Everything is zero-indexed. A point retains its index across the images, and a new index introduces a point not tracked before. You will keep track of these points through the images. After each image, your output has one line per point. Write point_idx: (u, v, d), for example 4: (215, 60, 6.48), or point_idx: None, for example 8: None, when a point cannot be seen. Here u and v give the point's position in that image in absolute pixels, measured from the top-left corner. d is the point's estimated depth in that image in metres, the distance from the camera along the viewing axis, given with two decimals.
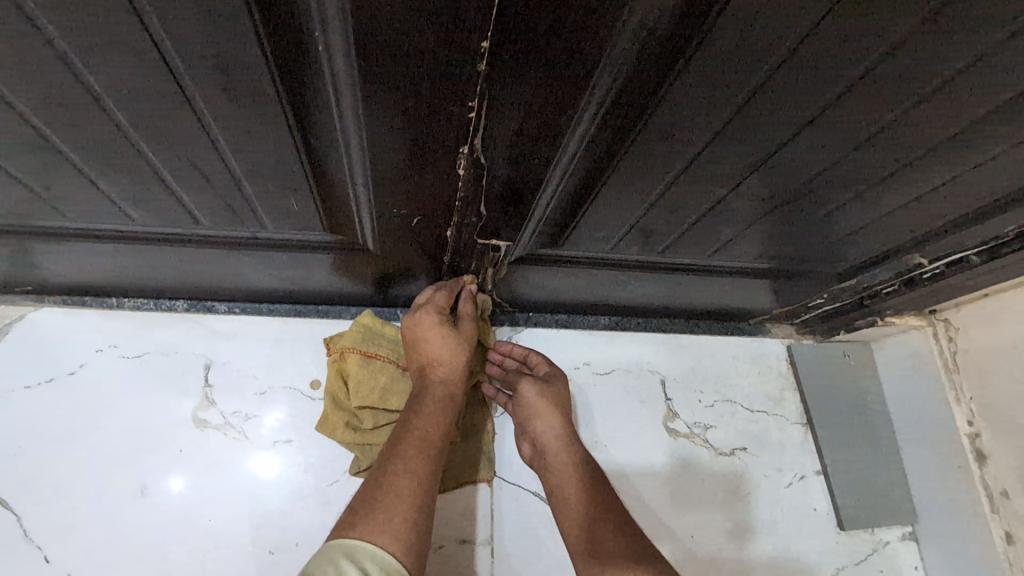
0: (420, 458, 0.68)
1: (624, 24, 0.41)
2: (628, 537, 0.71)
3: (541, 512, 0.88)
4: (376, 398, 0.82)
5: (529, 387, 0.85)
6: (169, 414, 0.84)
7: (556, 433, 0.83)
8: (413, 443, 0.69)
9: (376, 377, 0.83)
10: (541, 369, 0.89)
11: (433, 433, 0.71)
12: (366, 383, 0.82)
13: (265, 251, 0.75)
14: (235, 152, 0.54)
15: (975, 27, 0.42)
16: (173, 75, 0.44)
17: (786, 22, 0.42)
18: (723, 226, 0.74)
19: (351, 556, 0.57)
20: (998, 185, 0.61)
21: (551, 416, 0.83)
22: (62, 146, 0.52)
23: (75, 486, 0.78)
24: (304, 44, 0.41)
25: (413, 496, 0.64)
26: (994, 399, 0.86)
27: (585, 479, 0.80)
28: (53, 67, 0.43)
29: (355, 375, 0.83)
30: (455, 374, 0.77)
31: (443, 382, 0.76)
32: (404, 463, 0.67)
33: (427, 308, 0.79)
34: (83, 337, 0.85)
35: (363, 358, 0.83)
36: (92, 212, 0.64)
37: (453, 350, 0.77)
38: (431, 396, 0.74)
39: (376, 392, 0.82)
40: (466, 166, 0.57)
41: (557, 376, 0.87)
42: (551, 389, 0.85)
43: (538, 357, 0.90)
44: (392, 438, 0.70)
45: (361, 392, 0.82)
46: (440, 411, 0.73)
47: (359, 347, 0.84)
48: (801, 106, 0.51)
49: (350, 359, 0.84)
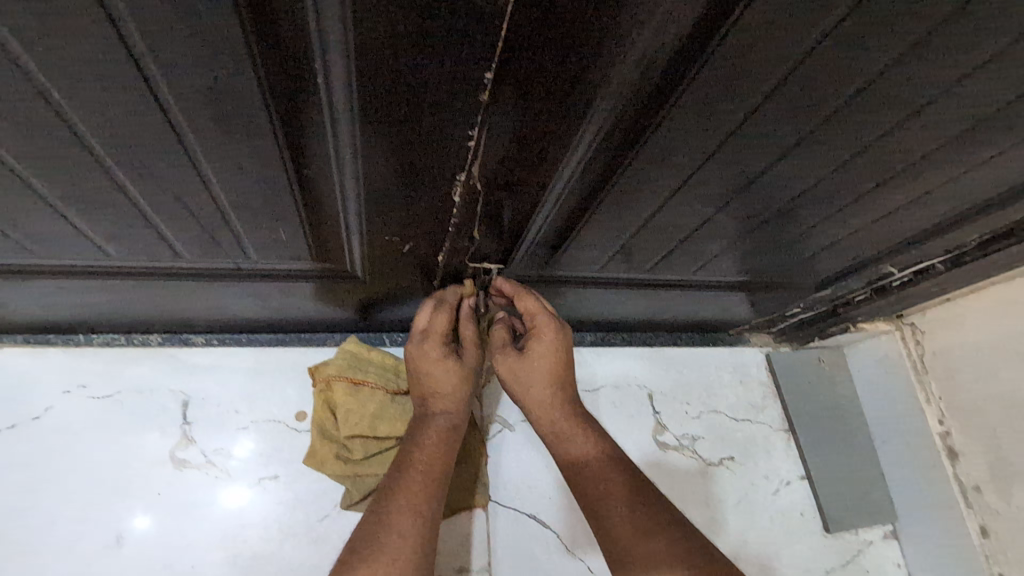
0: (422, 488, 0.67)
1: (624, 56, 0.42)
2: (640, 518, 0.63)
3: (537, 534, 0.88)
4: (366, 426, 0.80)
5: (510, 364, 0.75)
6: (146, 456, 0.79)
7: (549, 401, 0.75)
8: (416, 472, 0.68)
9: (366, 405, 0.81)
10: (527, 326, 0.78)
11: (436, 463, 0.70)
12: (355, 412, 0.80)
13: (247, 281, 0.72)
14: (224, 184, 0.52)
15: (945, 62, 0.44)
16: (163, 110, 0.42)
17: (775, 57, 0.44)
18: (707, 243, 0.75)
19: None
20: (963, 200, 0.64)
21: (535, 380, 0.75)
22: (35, 183, 0.49)
23: (44, 539, 0.73)
24: (302, 78, 0.41)
25: (416, 523, 0.63)
26: (962, 400, 0.91)
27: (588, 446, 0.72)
28: (32, 105, 0.41)
29: (343, 404, 0.81)
30: (458, 402, 0.77)
31: (446, 410, 0.76)
32: (407, 493, 0.66)
33: (427, 336, 0.75)
34: (47, 377, 0.80)
35: (350, 386, 0.82)
36: (64, 248, 0.61)
37: (455, 379, 0.76)
38: (434, 426, 0.74)
39: (365, 420, 0.80)
40: (461, 193, 0.57)
41: (544, 335, 0.74)
42: (532, 358, 0.74)
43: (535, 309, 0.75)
44: (394, 469, 0.69)
45: (351, 420, 0.80)
46: (441, 440, 0.73)
47: (346, 376, 0.82)
48: (786, 132, 0.53)
49: (338, 387, 0.82)
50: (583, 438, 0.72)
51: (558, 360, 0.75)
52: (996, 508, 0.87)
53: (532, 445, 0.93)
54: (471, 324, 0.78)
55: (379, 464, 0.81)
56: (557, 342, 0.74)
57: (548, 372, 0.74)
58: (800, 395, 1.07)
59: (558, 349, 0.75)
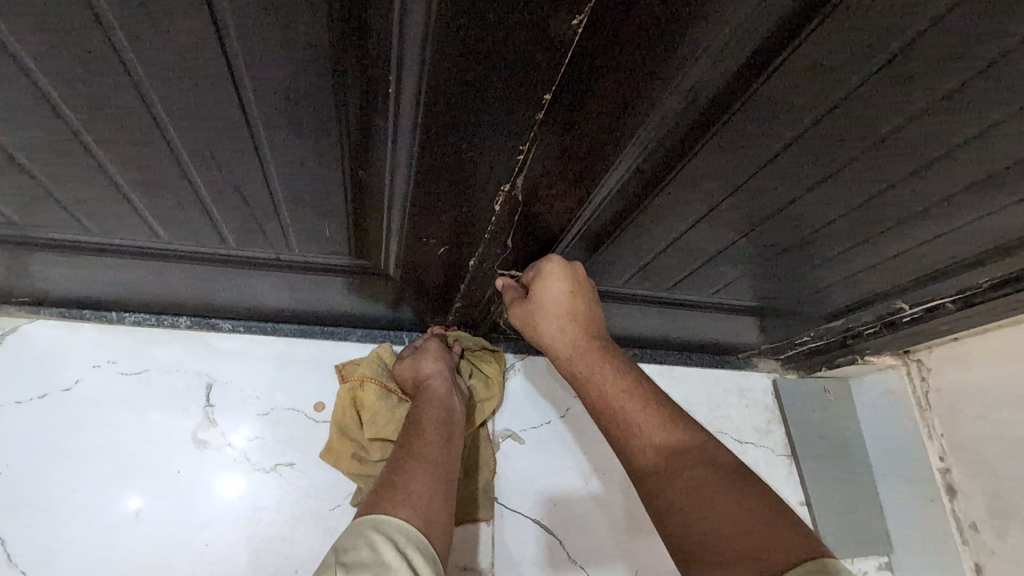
0: (434, 444, 0.68)
1: (675, 87, 0.46)
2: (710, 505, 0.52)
3: (541, 541, 0.89)
4: (391, 430, 0.82)
5: (520, 310, 0.72)
6: (169, 433, 0.82)
7: (571, 342, 0.68)
8: (421, 434, 0.69)
9: (392, 410, 0.83)
10: (529, 276, 0.72)
11: (441, 427, 0.72)
12: (381, 415, 0.83)
13: (283, 271, 0.75)
14: (280, 178, 0.55)
15: (974, 113, 0.47)
16: (241, 104, 0.46)
17: (814, 97, 0.47)
18: (725, 268, 0.78)
19: (378, 527, 0.55)
20: (977, 244, 0.67)
21: (550, 322, 0.69)
22: (106, 162, 0.52)
23: (64, 506, 0.75)
24: (376, 86, 0.44)
25: (431, 472, 0.64)
26: (963, 438, 0.93)
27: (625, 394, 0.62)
28: (122, 90, 0.44)
29: (371, 404, 0.84)
30: (442, 375, 0.80)
31: (436, 384, 0.79)
32: (421, 449, 0.67)
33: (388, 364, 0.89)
34: (80, 351, 0.83)
35: (380, 391, 0.85)
36: (117, 227, 0.64)
37: (424, 359, 0.82)
38: (430, 397, 0.77)
39: (391, 425, 0.83)
40: (503, 203, 0.59)
41: (544, 277, 0.69)
42: (540, 302, 0.69)
43: (529, 269, 0.72)
44: (402, 435, 0.70)
45: (377, 422, 0.83)
46: (439, 407, 0.75)
47: (378, 379, 0.85)
48: (815, 167, 0.56)
49: (370, 388, 0.85)
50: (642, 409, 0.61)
51: (568, 294, 0.69)
52: (991, 547, 0.89)
53: (540, 455, 0.96)
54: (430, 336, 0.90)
55: None
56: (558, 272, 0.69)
57: (565, 310, 0.69)
58: (805, 423, 1.08)
59: (564, 279, 0.69)
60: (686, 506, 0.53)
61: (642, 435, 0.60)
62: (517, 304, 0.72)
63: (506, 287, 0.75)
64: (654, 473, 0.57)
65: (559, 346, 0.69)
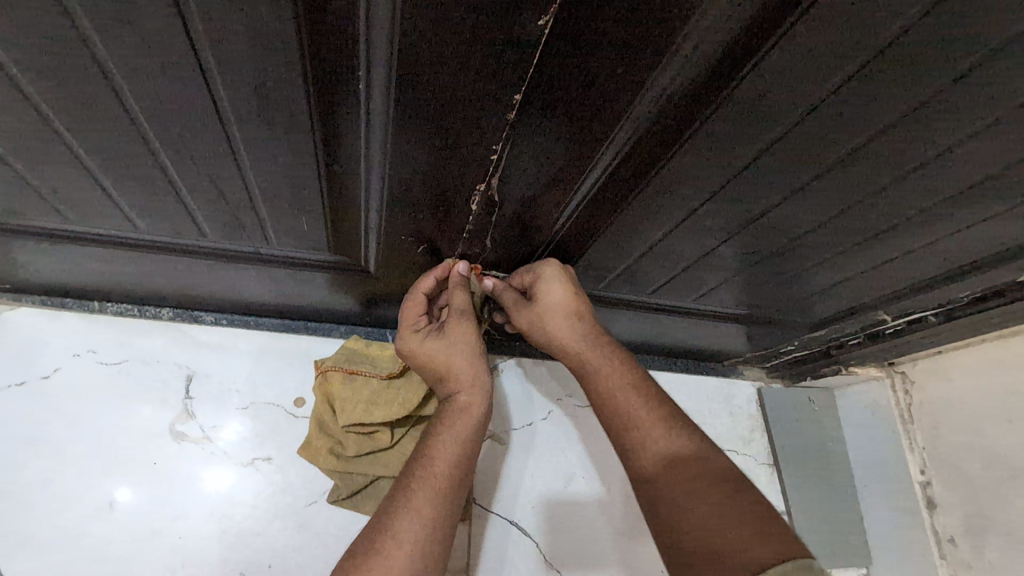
0: (433, 494, 0.59)
1: (645, 93, 0.46)
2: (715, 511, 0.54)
3: (535, 543, 0.90)
4: (360, 412, 0.81)
5: (524, 312, 0.71)
6: (146, 424, 0.82)
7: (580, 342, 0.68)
8: (426, 472, 0.61)
9: (359, 393, 0.82)
10: (526, 279, 0.72)
11: (450, 465, 0.62)
12: (349, 400, 0.82)
13: (264, 265, 0.75)
14: (256, 171, 0.55)
15: (947, 122, 0.47)
16: (211, 94, 0.45)
17: (786, 103, 0.47)
18: (707, 275, 0.78)
19: None
20: (955, 257, 0.66)
21: (556, 324, 0.69)
22: (79, 150, 0.52)
23: (37, 494, 0.75)
24: (345, 81, 0.44)
25: (423, 529, 0.57)
26: (945, 451, 0.92)
27: (630, 393, 0.64)
28: (92, 79, 0.44)
29: (339, 393, 0.83)
30: (474, 384, 0.68)
31: (463, 397, 0.67)
32: (417, 494, 0.59)
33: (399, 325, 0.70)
34: (60, 339, 0.83)
35: (346, 377, 0.83)
36: (94, 216, 0.64)
37: (455, 353, 0.68)
38: (448, 422, 0.65)
39: (360, 406, 0.81)
40: (479, 202, 0.60)
41: (546, 280, 0.69)
42: (544, 304, 0.69)
43: (524, 270, 0.73)
44: (404, 470, 0.62)
45: (346, 409, 0.81)
46: (461, 436, 0.64)
47: (342, 366, 0.84)
48: (793, 174, 0.56)
49: (335, 377, 0.84)
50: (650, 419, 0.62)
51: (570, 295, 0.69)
52: (969, 562, 0.89)
53: (534, 454, 0.96)
54: (456, 292, 0.71)
55: (369, 465, 0.83)
56: (558, 276, 0.69)
57: (571, 309, 0.69)
58: (787, 432, 1.08)
59: (564, 283, 0.69)
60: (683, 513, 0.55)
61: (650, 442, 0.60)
62: (519, 307, 0.72)
63: (498, 290, 0.75)
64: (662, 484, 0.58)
65: (567, 347, 0.69)
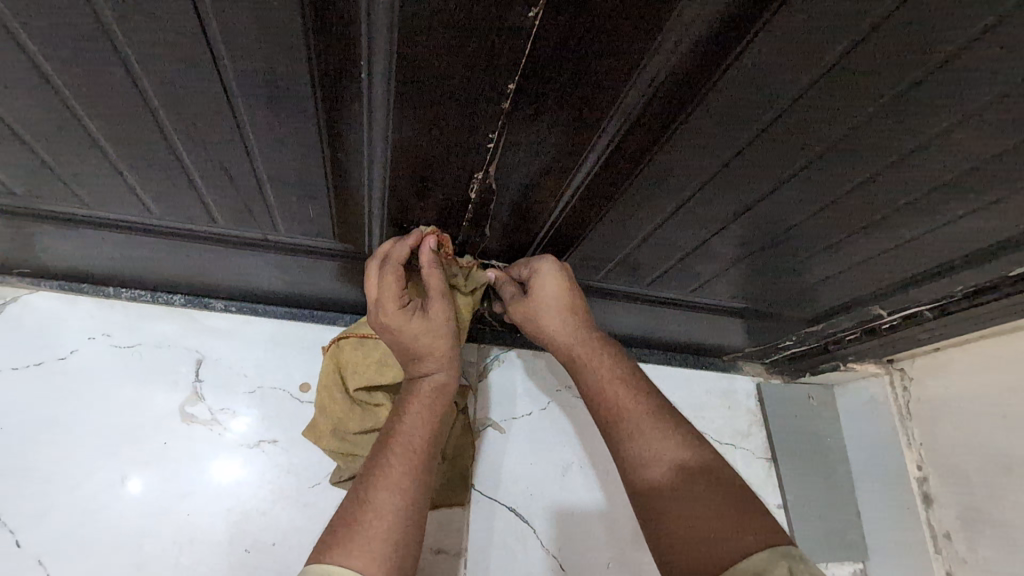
0: (407, 462, 0.61)
1: (634, 82, 0.48)
2: (705, 494, 0.56)
3: (540, 540, 0.91)
4: (371, 374, 0.80)
5: (520, 306, 0.73)
6: (158, 405, 0.85)
7: (572, 335, 0.71)
8: (401, 452, 0.61)
9: (370, 355, 0.80)
10: (524, 273, 0.74)
11: (421, 434, 0.63)
12: (362, 363, 0.80)
13: (272, 252, 0.77)
14: (264, 158, 0.58)
15: (932, 109, 0.48)
16: (222, 81, 0.48)
17: (772, 92, 0.49)
18: (703, 266, 0.79)
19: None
20: (949, 249, 0.67)
21: (550, 319, 0.71)
22: (98, 136, 0.55)
23: (55, 469, 0.78)
24: (348, 68, 0.46)
25: (401, 495, 0.58)
26: (941, 446, 0.93)
27: (618, 384, 0.66)
28: (111, 66, 0.46)
29: (350, 359, 0.81)
30: (450, 363, 0.68)
31: (437, 375, 0.68)
32: (391, 464, 0.60)
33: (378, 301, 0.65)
34: (77, 322, 0.86)
35: (357, 341, 0.82)
36: (111, 201, 0.67)
37: (437, 333, 0.67)
38: (419, 396, 0.66)
39: (371, 368, 0.80)
40: (477, 190, 0.62)
41: (541, 275, 0.71)
42: (539, 298, 0.71)
43: (523, 264, 0.74)
44: (375, 445, 0.63)
45: (358, 373, 0.80)
46: (428, 408, 0.66)
47: (354, 331, 0.83)
48: (781, 164, 0.58)
49: (346, 345, 0.82)
50: (641, 411, 0.64)
51: (566, 292, 0.71)
52: (964, 556, 0.89)
53: (536, 451, 0.97)
54: (436, 271, 0.68)
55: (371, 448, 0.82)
56: (554, 275, 0.70)
57: (563, 304, 0.71)
58: (786, 428, 1.09)
59: (561, 281, 0.70)
60: (675, 495, 0.57)
61: (641, 430, 0.62)
62: (516, 301, 0.74)
63: (501, 280, 0.77)
64: (659, 469, 0.59)
65: (560, 341, 0.72)
